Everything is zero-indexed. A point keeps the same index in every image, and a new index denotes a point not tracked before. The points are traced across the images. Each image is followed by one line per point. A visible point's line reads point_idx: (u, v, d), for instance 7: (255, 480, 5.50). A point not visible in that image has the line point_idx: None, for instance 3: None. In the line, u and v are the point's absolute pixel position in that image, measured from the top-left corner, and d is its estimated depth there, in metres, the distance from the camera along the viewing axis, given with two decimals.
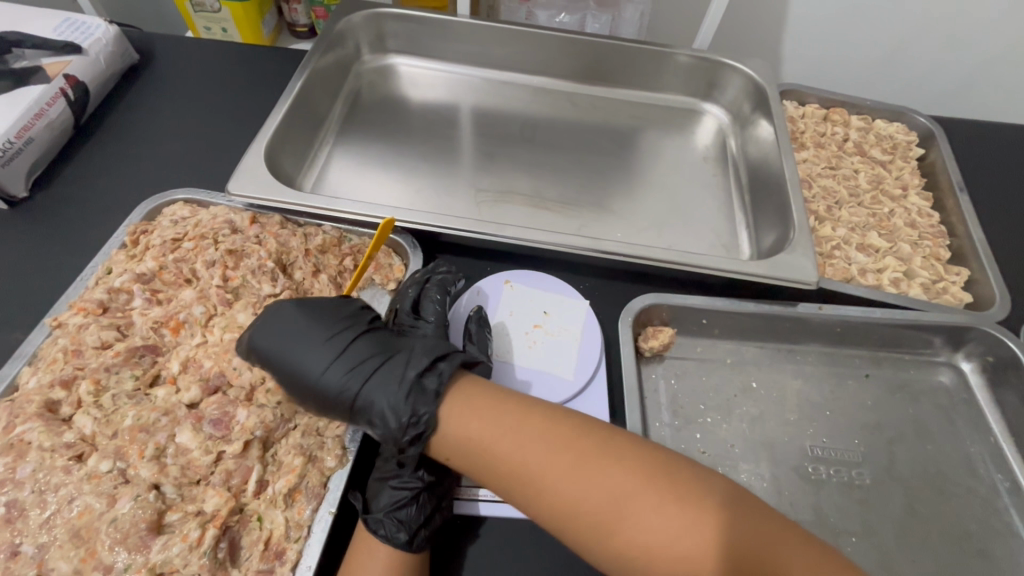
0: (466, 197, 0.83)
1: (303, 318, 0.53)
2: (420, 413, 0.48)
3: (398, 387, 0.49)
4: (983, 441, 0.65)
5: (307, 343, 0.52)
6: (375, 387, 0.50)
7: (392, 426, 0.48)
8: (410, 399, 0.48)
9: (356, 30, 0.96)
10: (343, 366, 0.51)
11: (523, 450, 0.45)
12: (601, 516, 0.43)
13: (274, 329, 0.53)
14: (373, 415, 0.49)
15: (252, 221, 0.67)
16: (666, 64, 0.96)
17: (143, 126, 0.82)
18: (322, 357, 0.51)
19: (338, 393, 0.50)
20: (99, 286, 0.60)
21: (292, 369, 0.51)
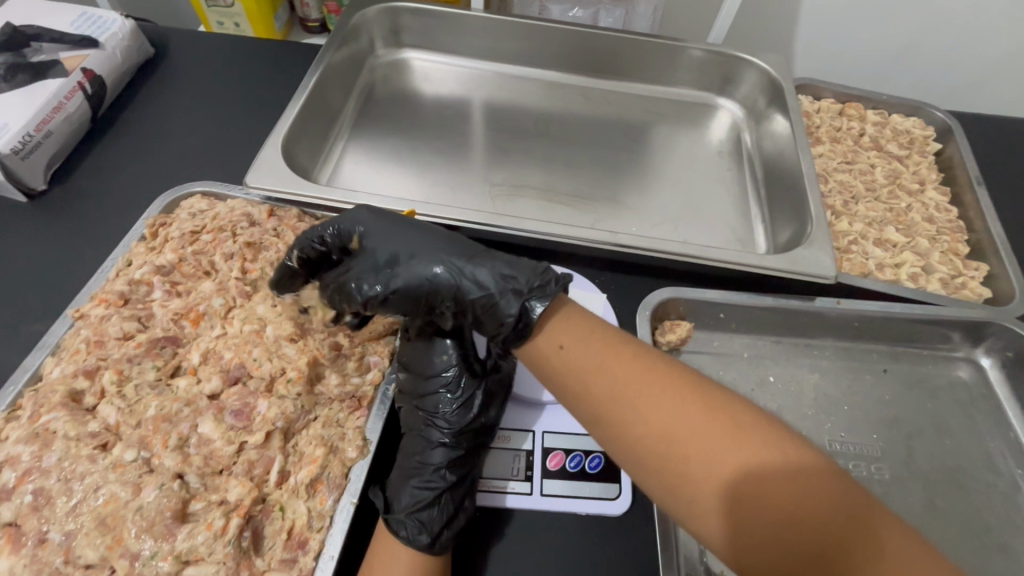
0: (481, 191, 0.83)
1: (394, 219, 0.56)
2: (551, 274, 0.51)
3: (512, 260, 0.52)
4: (1003, 436, 0.64)
5: (414, 233, 0.54)
6: (501, 258, 0.53)
7: (521, 280, 0.50)
8: (528, 263, 0.52)
9: (370, 24, 0.96)
10: (454, 245, 0.54)
11: (623, 373, 0.44)
12: (693, 449, 0.40)
13: (398, 217, 0.56)
14: (496, 280, 0.51)
15: (269, 214, 0.68)
16: (680, 58, 0.96)
17: (159, 119, 0.82)
18: (434, 240, 0.54)
19: (455, 265, 0.52)
20: (120, 278, 0.60)
21: (405, 253, 0.53)
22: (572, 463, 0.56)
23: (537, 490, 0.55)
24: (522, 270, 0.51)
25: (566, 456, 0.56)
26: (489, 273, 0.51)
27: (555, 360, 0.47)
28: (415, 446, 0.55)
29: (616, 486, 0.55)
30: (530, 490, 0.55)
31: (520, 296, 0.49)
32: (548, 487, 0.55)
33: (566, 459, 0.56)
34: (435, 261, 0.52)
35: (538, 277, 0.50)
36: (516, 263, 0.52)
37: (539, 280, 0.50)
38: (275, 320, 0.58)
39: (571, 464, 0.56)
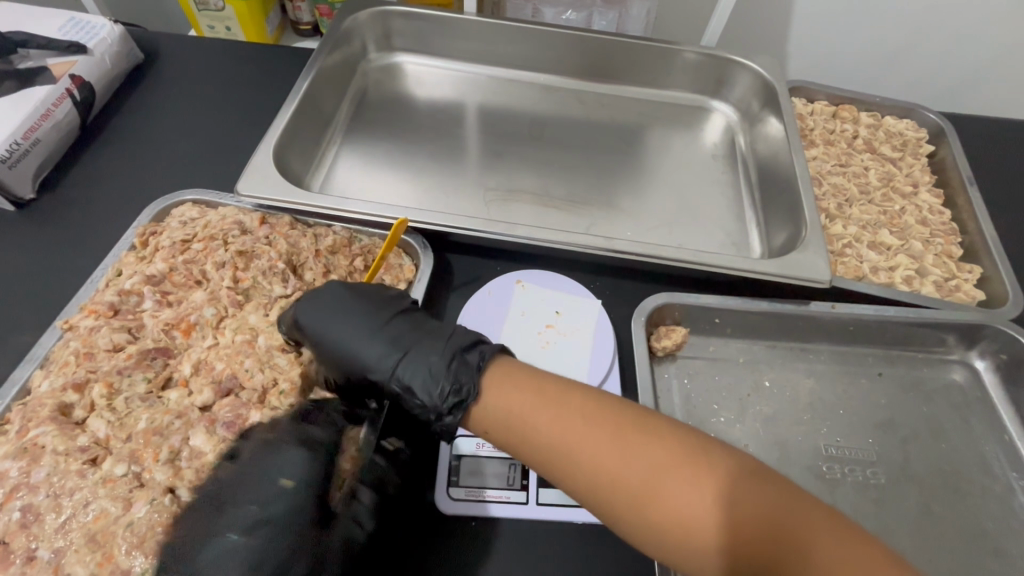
0: (475, 196, 0.83)
1: (337, 302, 0.56)
2: (461, 380, 0.48)
3: (431, 367, 0.50)
4: (997, 439, 0.64)
5: (347, 325, 0.54)
6: (416, 362, 0.51)
7: (430, 400, 0.49)
8: (442, 373, 0.50)
9: (362, 28, 0.96)
10: (382, 347, 0.53)
11: (555, 423, 0.44)
12: (627, 490, 0.41)
13: (327, 300, 0.56)
14: (408, 390, 0.51)
15: (261, 222, 0.67)
16: (674, 61, 0.96)
17: (149, 126, 0.81)
18: (362, 339, 0.53)
19: (382, 372, 0.52)
20: (109, 289, 0.59)
21: (338, 354, 0.54)
22: None
23: (532, 499, 0.54)
24: (433, 387, 0.49)
25: None
26: (403, 382, 0.51)
27: (488, 418, 0.47)
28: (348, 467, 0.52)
29: None
30: (524, 499, 0.54)
31: (427, 413, 0.49)
32: (545, 496, 0.55)
33: None
34: (364, 367, 0.53)
35: (449, 392, 0.48)
36: (432, 373, 0.50)
37: (450, 395, 0.48)
38: (268, 331, 0.58)
39: None
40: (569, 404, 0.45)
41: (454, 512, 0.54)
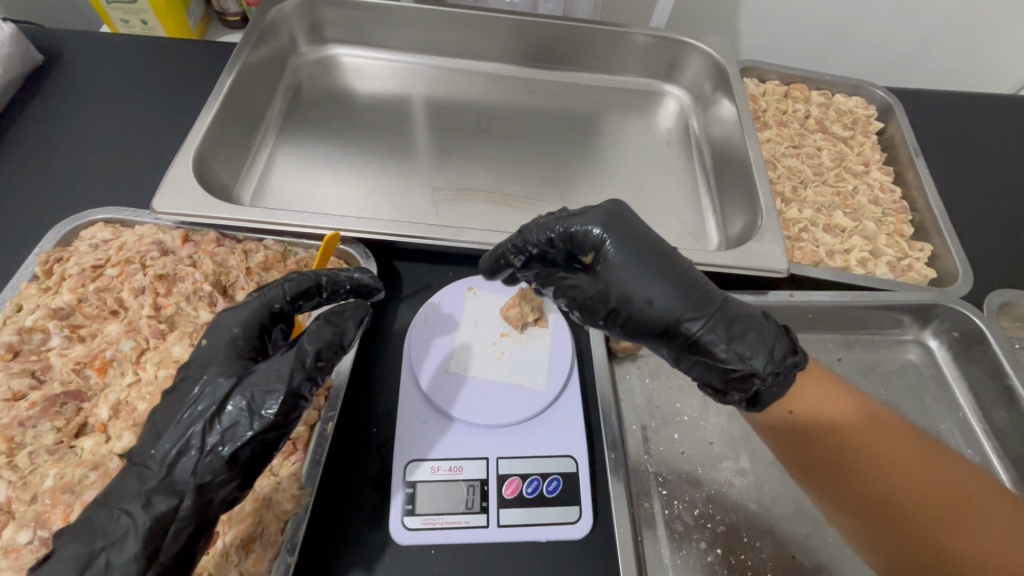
0: (423, 198, 0.78)
1: (620, 233, 0.50)
2: (782, 351, 0.46)
3: (758, 324, 0.46)
4: (951, 417, 0.66)
5: (644, 263, 0.48)
6: (738, 316, 0.46)
7: (757, 357, 0.45)
8: (774, 335, 0.46)
9: (289, 20, 0.89)
10: (690, 294, 0.47)
11: (878, 440, 0.46)
12: (878, 477, 0.45)
13: (627, 230, 0.50)
14: (728, 348, 0.45)
15: (184, 240, 0.61)
16: (625, 45, 0.92)
17: (53, 136, 0.74)
18: (663, 267, 0.48)
19: (690, 320, 0.46)
20: (8, 327, 0.53)
21: (637, 279, 0.48)
22: (529, 488, 0.53)
23: (493, 521, 0.52)
24: (762, 345, 0.45)
25: (523, 482, 0.54)
26: (722, 336, 0.45)
27: (788, 413, 0.48)
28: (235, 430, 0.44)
29: (576, 508, 0.53)
30: (485, 522, 0.52)
31: (754, 367, 0.45)
32: (506, 517, 0.52)
33: (523, 484, 0.53)
34: (665, 305, 0.47)
35: (782, 361, 0.45)
36: (759, 334, 0.46)
37: (784, 364, 0.45)
38: None
39: (528, 489, 0.53)
40: (883, 422, 0.47)
41: (410, 543, 0.50)
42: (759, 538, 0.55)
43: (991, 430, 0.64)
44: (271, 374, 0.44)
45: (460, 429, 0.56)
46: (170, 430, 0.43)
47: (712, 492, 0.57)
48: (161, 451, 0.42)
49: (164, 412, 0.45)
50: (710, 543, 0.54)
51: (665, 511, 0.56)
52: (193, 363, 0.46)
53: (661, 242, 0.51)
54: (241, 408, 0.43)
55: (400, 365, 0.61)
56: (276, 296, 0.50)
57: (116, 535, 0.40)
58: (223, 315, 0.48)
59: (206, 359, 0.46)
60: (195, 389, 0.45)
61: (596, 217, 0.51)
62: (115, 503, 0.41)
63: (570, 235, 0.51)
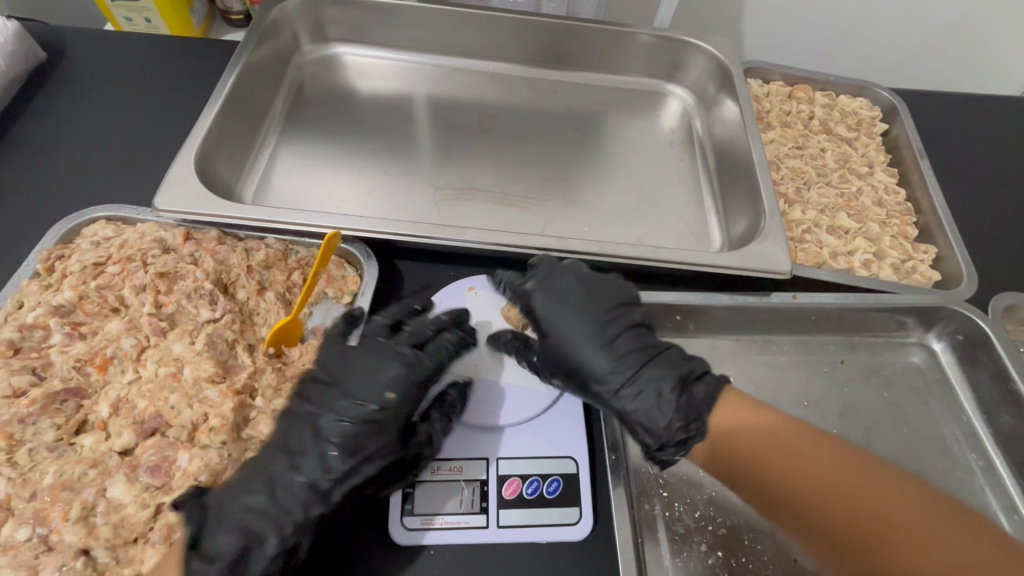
0: (425, 197, 0.78)
1: (560, 302, 0.58)
2: (680, 424, 0.51)
3: (664, 394, 0.52)
4: (955, 421, 0.65)
5: (576, 332, 0.57)
6: (643, 386, 0.53)
7: (653, 428, 0.52)
8: (674, 408, 0.51)
9: (292, 17, 0.88)
10: (606, 362, 0.55)
11: (802, 459, 0.48)
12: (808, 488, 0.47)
13: (561, 295, 0.58)
14: (632, 414, 0.53)
15: (185, 238, 0.61)
16: (628, 45, 0.92)
17: (57, 134, 0.74)
18: (582, 334, 0.57)
19: (602, 386, 0.55)
20: (9, 324, 0.53)
21: (568, 344, 0.57)
22: (529, 489, 0.53)
23: (493, 522, 0.51)
24: (660, 417, 0.52)
25: (522, 482, 0.53)
26: (627, 403, 0.53)
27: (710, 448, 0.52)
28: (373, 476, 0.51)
29: (577, 509, 0.52)
30: (485, 522, 0.51)
31: (652, 436, 0.52)
32: (505, 518, 0.52)
33: (523, 485, 0.53)
34: (583, 371, 0.56)
35: (677, 432, 0.51)
36: (661, 403, 0.52)
37: (678, 435, 0.51)
38: (193, 359, 0.53)
39: (528, 490, 0.53)
40: (807, 438, 0.50)
41: (409, 543, 0.50)
42: (761, 541, 0.55)
43: (995, 435, 0.64)
44: (440, 432, 0.53)
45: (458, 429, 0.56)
46: (339, 455, 0.49)
47: (713, 494, 0.57)
48: (332, 472, 0.49)
49: (330, 433, 0.50)
50: (710, 546, 0.54)
51: (666, 513, 0.55)
52: (366, 393, 0.52)
53: (601, 310, 0.58)
54: (416, 456, 0.52)
55: None
56: (446, 355, 0.56)
57: (285, 546, 0.46)
58: (393, 358, 0.54)
59: (384, 395, 0.52)
60: (375, 421, 0.51)
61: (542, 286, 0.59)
62: (270, 511, 0.47)
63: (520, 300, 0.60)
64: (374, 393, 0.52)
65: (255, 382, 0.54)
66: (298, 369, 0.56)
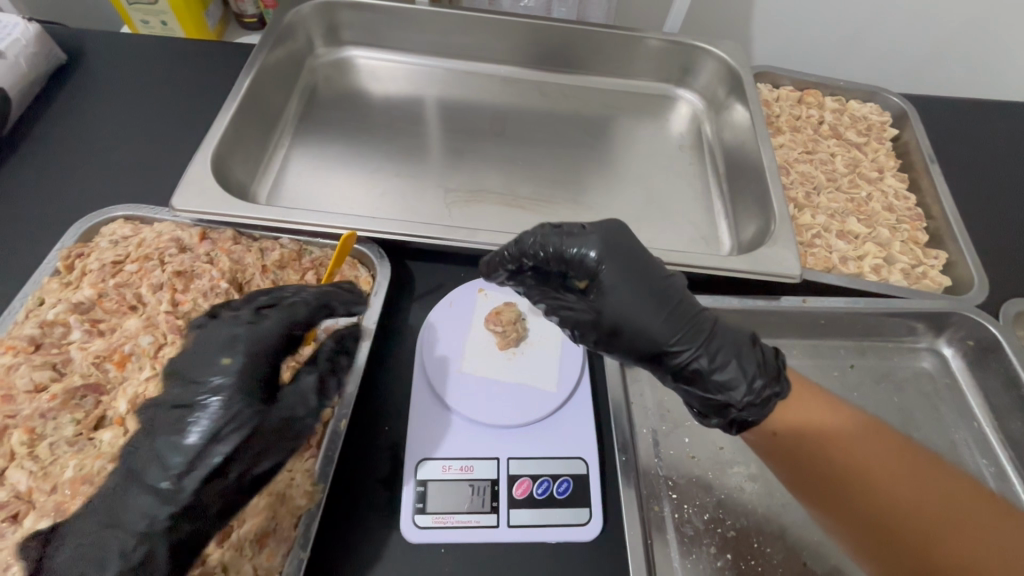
0: (436, 199, 0.79)
1: (620, 258, 0.52)
2: (759, 383, 0.49)
3: (742, 352, 0.50)
4: (966, 426, 0.65)
5: (642, 288, 0.51)
6: (721, 346, 0.50)
7: (738, 387, 0.49)
8: (756, 364, 0.49)
9: (306, 21, 0.90)
10: (680, 320, 0.50)
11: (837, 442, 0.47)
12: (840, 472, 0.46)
13: (616, 247, 0.52)
14: (713, 375, 0.49)
15: (201, 237, 0.62)
16: (638, 49, 0.93)
17: (76, 134, 0.75)
18: (648, 288, 0.51)
19: (676, 346, 0.50)
20: (31, 320, 0.54)
21: (634, 303, 0.50)
22: (539, 489, 0.53)
23: (504, 522, 0.52)
24: (743, 375, 0.49)
25: (533, 483, 0.54)
26: (706, 362, 0.49)
27: (771, 434, 0.49)
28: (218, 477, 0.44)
29: (587, 510, 0.53)
30: (495, 522, 0.52)
31: (734, 396, 0.49)
32: (516, 517, 0.52)
33: (533, 485, 0.54)
34: (655, 330, 0.50)
35: (760, 392, 0.49)
36: (742, 363, 0.49)
37: (763, 395, 0.49)
38: None
39: (539, 490, 0.53)
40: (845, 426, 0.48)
41: (420, 541, 0.50)
42: (770, 544, 0.55)
43: (1007, 441, 0.64)
44: (300, 400, 0.48)
45: (470, 429, 0.57)
46: (191, 435, 0.43)
47: (723, 497, 0.57)
48: (185, 459, 0.43)
49: (185, 411, 0.45)
50: (720, 548, 0.54)
51: (675, 515, 0.56)
52: (210, 366, 0.47)
53: (654, 266, 0.53)
54: (260, 438, 0.45)
55: (411, 364, 0.61)
56: (295, 320, 0.51)
57: (133, 561, 0.40)
58: (230, 325, 0.49)
59: (223, 364, 0.46)
60: (225, 393, 0.45)
61: (594, 238, 0.52)
62: (116, 523, 0.41)
63: (567, 253, 0.53)
64: (218, 365, 0.46)
65: None
66: None
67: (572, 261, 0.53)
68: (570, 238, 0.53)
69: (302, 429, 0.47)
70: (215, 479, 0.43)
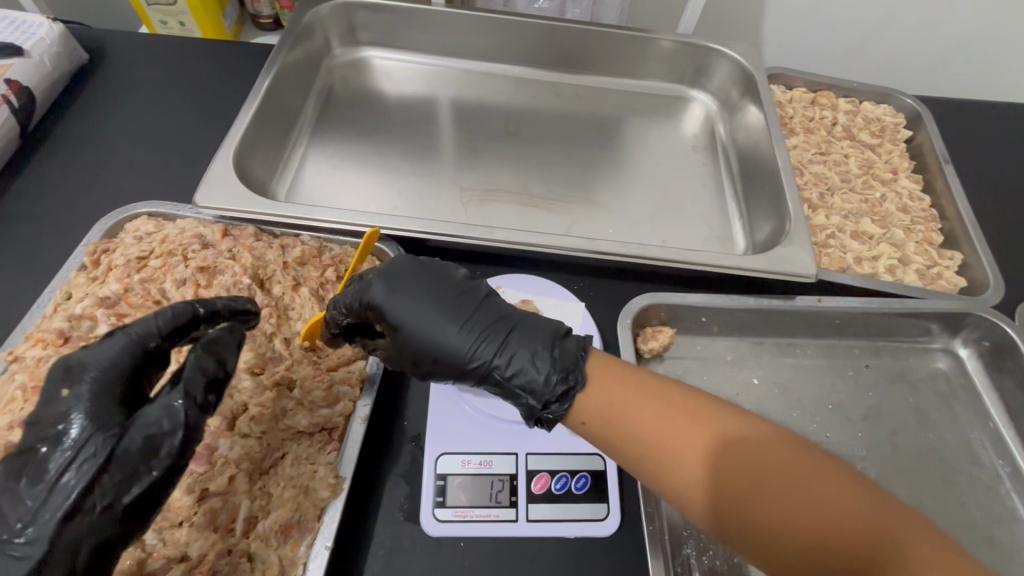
0: (451, 197, 0.80)
1: (399, 286, 0.52)
2: (553, 379, 0.46)
3: (538, 348, 0.48)
4: (982, 426, 0.65)
5: (430, 311, 0.51)
6: (516, 351, 0.49)
7: (538, 387, 0.47)
8: (549, 360, 0.47)
9: (324, 22, 0.91)
10: (472, 334, 0.50)
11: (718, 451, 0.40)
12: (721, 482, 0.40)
13: (390, 278, 0.52)
14: (518, 380, 0.48)
15: (223, 233, 0.63)
16: (651, 50, 0.93)
17: (99, 132, 0.76)
18: (435, 313, 0.51)
19: (476, 359, 0.49)
20: (59, 314, 0.55)
21: (425, 330, 0.50)
22: (558, 484, 0.54)
23: (523, 516, 0.52)
24: (540, 373, 0.47)
25: (551, 478, 0.54)
26: (505, 373, 0.48)
27: (580, 424, 0.46)
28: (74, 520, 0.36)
29: (604, 505, 0.53)
30: (514, 516, 0.52)
31: (537, 401, 0.47)
32: (535, 512, 0.53)
33: (551, 480, 0.54)
34: (451, 352, 0.50)
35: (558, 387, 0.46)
36: (536, 360, 0.48)
37: (559, 390, 0.46)
38: None
39: (557, 486, 0.54)
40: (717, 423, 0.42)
41: (440, 534, 0.51)
42: None
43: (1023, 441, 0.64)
44: (164, 412, 0.39)
45: (489, 424, 0.57)
46: (44, 476, 0.37)
47: None
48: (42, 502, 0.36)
49: (29, 455, 0.37)
50: None
51: (692, 512, 0.56)
52: (54, 397, 0.39)
53: (448, 283, 0.53)
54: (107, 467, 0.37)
55: None
56: (149, 331, 0.43)
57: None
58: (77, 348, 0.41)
59: (59, 396, 0.39)
60: (68, 426, 0.37)
61: (376, 283, 0.52)
62: None
63: (353, 297, 0.52)
64: (59, 396, 0.39)
65: (293, 374, 0.55)
66: (333, 363, 0.57)
67: (357, 303, 0.52)
68: (353, 284, 0.53)
69: (169, 446, 0.39)
70: (75, 516, 0.36)
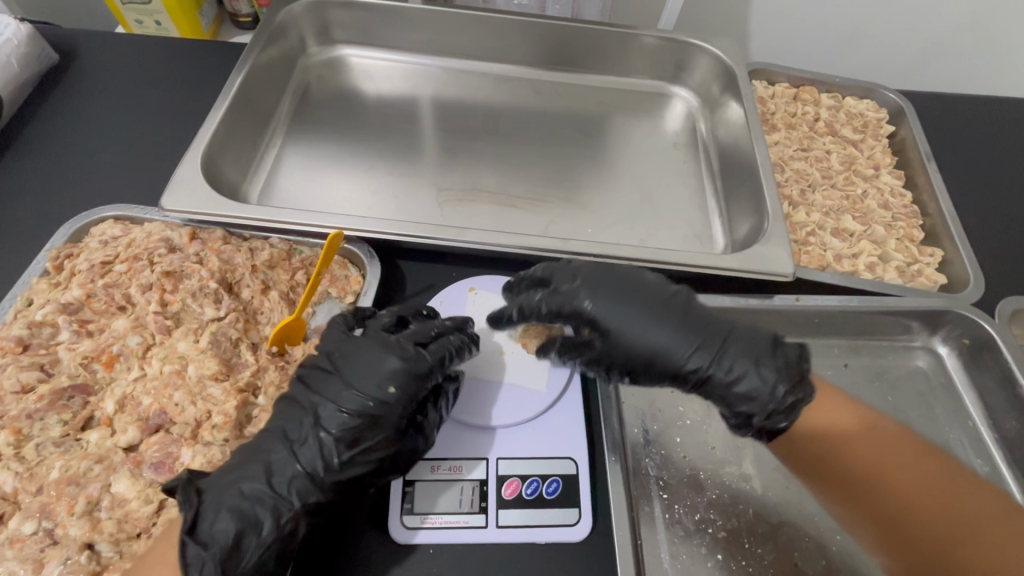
0: (429, 198, 0.79)
1: (612, 296, 0.54)
2: (778, 391, 0.50)
3: (761, 357, 0.51)
4: (961, 426, 0.64)
5: (641, 319, 0.53)
6: (740, 358, 0.51)
7: (761, 396, 0.50)
8: (775, 368, 0.51)
9: (299, 20, 0.89)
10: (689, 342, 0.52)
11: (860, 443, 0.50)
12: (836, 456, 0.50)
13: (603, 292, 0.54)
14: (741, 391, 0.51)
15: (191, 237, 0.62)
16: (632, 46, 0.92)
17: (67, 135, 0.75)
18: (633, 327, 0.53)
19: (692, 369, 0.52)
20: (18, 321, 0.54)
21: (637, 336, 0.53)
22: (529, 490, 0.53)
23: (492, 522, 0.51)
24: (765, 385, 0.50)
25: (522, 483, 0.53)
26: (727, 383, 0.51)
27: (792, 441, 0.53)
28: (318, 452, 0.48)
29: (575, 510, 0.52)
30: (484, 522, 0.51)
31: (763, 405, 0.50)
32: (505, 518, 0.52)
33: (522, 485, 0.53)
34: (664, 358, 0.53)
35: (784, 397, 0.50)
36: (762, 370, 0.51)
37: (788, 401, 0.50)
38: (197, 358, 0.53)
39: (527, 491, 0.53)
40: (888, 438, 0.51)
41: (409, 542, 0.50)
42: (761, 544, 0.55)
43: (1002, 441, 0.63)
44: (375, 386, 0.50)
45: (461, 429, 0.56)
46: (332, 444, 0.48)
47: (713, 497, 0.57)
48: (326, 463, 0.48)
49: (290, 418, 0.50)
50: (711, 548, 0.54)
51: (666, 515, 0.55)
52: (365, 387, 0.50)
53: (652, 292, 0.55)
54: (386, 430, 0.50)
55: None
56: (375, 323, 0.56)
57: (282, 534, 0.46)
58: (393, 352, 0.52)
59: (388, 393, 0.50)
60: (375, 413, 0.50)
61: (579, 286, 0.55)
62: (266, 497, 0.46)
63: (560, 309, 0.55)
64: (361, 381, 0.50)
65: (258, 380, 0.55)
66: None
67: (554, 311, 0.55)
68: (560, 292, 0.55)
69: (381, 417, 0.50)
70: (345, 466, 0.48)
